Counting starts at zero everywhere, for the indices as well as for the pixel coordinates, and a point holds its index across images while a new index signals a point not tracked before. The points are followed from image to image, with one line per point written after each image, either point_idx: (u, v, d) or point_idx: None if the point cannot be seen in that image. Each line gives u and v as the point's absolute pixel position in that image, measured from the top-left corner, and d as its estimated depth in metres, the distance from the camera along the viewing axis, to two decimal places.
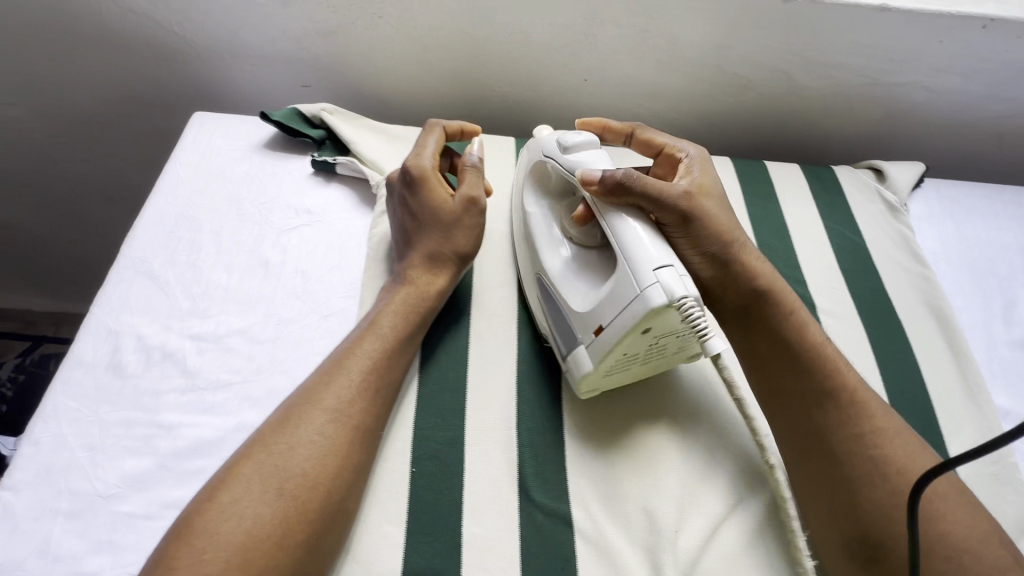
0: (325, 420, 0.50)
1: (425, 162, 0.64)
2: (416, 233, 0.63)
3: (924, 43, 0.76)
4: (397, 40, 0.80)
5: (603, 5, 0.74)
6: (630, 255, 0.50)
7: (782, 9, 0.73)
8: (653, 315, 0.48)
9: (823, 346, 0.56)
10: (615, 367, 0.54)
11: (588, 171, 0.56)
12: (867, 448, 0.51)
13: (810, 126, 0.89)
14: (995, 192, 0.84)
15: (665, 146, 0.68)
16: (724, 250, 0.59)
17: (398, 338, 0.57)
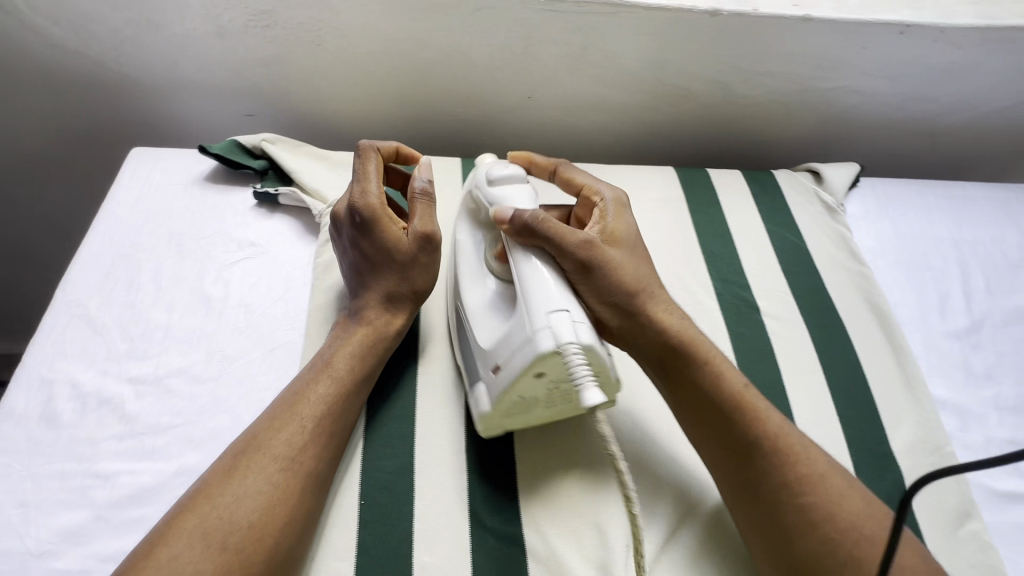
0: (273, 469, 0.49)
1: (372, 199, 0.60)
2: (369, 272, 0.61)
3: (848, 50, 0.79)
4: (338, 67, 0.80)
5: (538, 26, 0.76)
6: (528, 299, 0.51)
7: (712, 23, 0.76)
8: (542, 359, 0.48)
9: (741, 393, 0.55)
10: (514, 409, 0.54)
11: (502, 210, 0.55)
12: (801, 496, 0.50)
13: (751, 133, 0.92)
14: (928, 188, 0.87)
15: (585, 186, 0.65)
16: (627, 299, 0.57)
17: (352, 380, 0.56)
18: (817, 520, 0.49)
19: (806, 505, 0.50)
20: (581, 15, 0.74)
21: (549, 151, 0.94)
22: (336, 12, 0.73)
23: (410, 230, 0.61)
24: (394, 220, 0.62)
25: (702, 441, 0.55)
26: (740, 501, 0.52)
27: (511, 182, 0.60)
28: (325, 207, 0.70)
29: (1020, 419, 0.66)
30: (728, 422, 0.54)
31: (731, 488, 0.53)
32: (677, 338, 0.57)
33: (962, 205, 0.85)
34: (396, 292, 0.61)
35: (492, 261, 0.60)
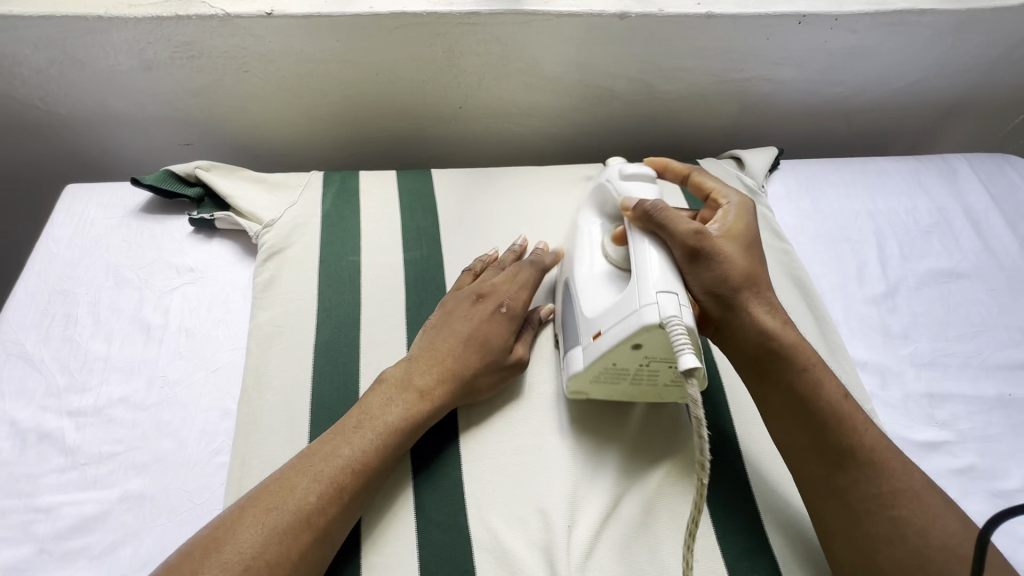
0: (306, 535, 0.50)
1: (514, 302, 0.66)
2: (458, 347, 0.62)
3: (753, 41, 0.83)
4: (268, 90, 0.82)
5: (458, 38, 0.78)
6: (639, 273, 0.56)
7: (621, 25, 0.79)
8: (645, 330, 0.53)
9: (841, 403, 0.57)
10: (606, 375, 0.59)
11: (627, 197, 0.62)
12: (888, 509, 0.53)
13: (677, 124, 0.96)
14: (844, 165, 0.92)
15: (714, 192, 0.68)
16: (733, 295, 0.59)
17: (388, 445, 0.56)
18: (905, 531, 0.52)
19: (893, 517, 0.52)
20: (497, 25, 0.77)
21: (488, 156, 0.98)
22: (257, 38, 0.75)
23: (513, 348, 0.64)
24: (511, 328, 0.65)
25: (798, 446, 0.57)
26: (826, 505, 0.55)
27: (642, 180, 0.66)
28: (261, 229, 0.72)
29: (935, 373, 0.70)
30: (825, 426, 0.56)
31: (823, 492, 0.55)
32: (782, 336, 0.59)
33: (877, 178, 0.90)
34: (473, 385, 0.61)
35: (610, 247, 0.65)
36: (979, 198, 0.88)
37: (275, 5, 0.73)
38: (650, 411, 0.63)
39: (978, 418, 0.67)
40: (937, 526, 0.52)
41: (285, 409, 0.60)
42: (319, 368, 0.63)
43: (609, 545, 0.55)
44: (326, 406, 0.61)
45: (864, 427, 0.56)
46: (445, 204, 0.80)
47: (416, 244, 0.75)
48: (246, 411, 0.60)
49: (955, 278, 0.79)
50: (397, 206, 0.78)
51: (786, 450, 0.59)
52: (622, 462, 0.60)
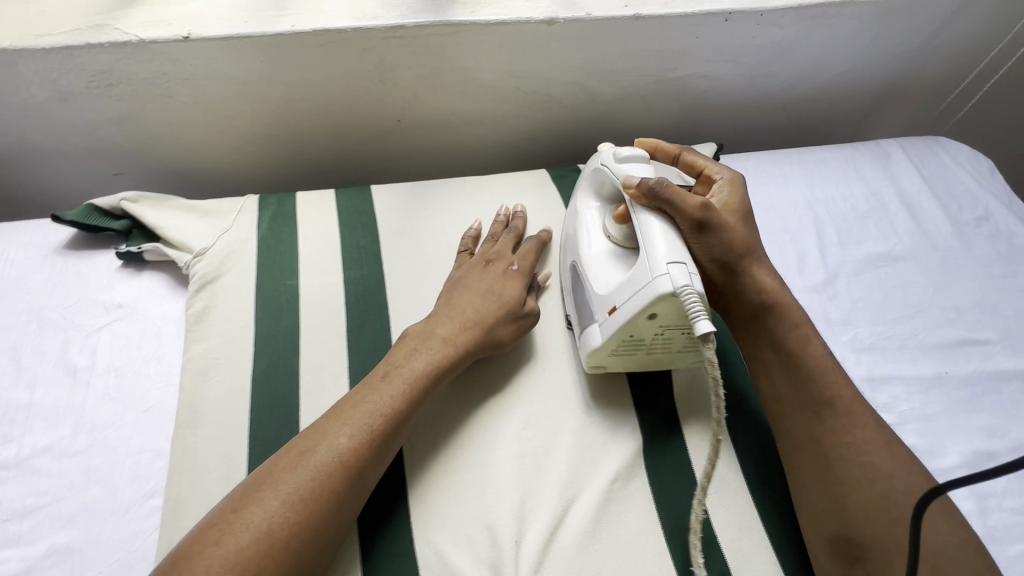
0: (340, 472, 0.52)
1: (521, 262, 0.70)
2: (472, 302, 0.65)
3: (683, 40, 0.84)
4: (195, 114, 0.80)
5: (386, 52, 0.77)
6: (647, 246, 0.58)
7: (550, 31, 0.79)
8: (661, 300, 0.56)
9: (822, 358, 0.61)
10: (624, 346, 0.62)
11: (629, 177, 0.64)
12: (857, 455, 0.56)
13: (618, 125, 0.97)
14: (782, 156, 0.94)
15: (705, 168, 0.73)
16: (737, 261, 0.64)
17: (415, 391, 0.58)
18: (876, 476, 0.55)
19: (865, 464, 0.56)
20: (425, 38, 0.76)
21: (430, 165, 0.97)
22: (177, 63, 0.73)
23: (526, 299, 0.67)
24: (522, 282, 0.68)
25: (779, 398, 0.61)
26: (801, 458, 0.58)
27: (637, 162, 0.67)
28: (191, 258, 0.70)
29: (875, 357, 0.72)
30: (809, 378, 0.60)
31: (806, 445, 0.58)
32: (776, 296, 0.64)
33: (814, 168, 0.92)
34: (493, 333, 0.64)
35: (612, 226, 0.68)
36: (912, 181, 0.91)
37: (192, 28, 0.71)
38: (593, 418, 0.63)
39: (917, 398, 0.68)
40: (902, 474, 0.55)
41: (221, 444, 0.58)
42: (258, 399, 0.62)
43: (557, 558, 0.54)
44: (265, 437, 0.59)
45: (842, 384, 0.60)
46: (385, 219, 0.78)
47: (356, 262, 0.73)
48: (179, 451, 0.58)
49: (891, 261, 0.81)
50: (335, 225, 0.77)
51: (772, 404, 0.62)
52: (568, 472, 0.59)
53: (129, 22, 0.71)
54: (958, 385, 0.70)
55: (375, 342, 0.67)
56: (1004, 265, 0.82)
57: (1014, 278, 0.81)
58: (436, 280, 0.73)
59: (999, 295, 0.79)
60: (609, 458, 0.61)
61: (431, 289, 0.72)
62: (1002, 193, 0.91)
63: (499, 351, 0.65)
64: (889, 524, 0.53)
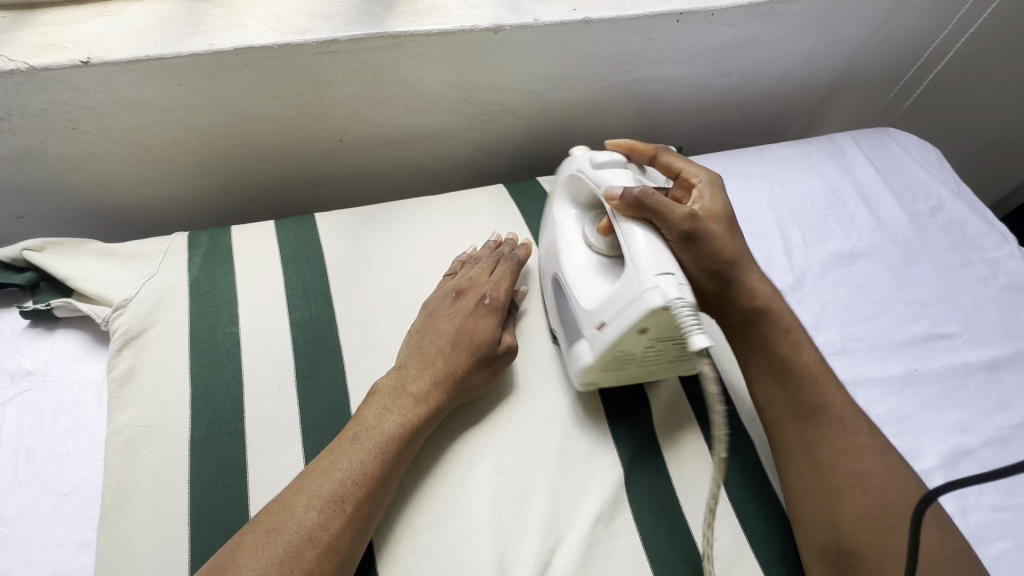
0: (311, 553, 0.47)
1: (498, 292, 0.65)
2: (443, 348, 0.60)
3: (636, 42, 0.81)
4: (107, 145, 0.71)
5: (320, 68, 0.71)
6: (636, 257, 0.54)
7: (497, 39, 0.74)
8: (651, 314, 0.52)
9: (814, 365, 0.61)
10: (615, 362, 0.58)
11: (610, 187, 0.59)
12: (852, 462, 0.56)
13: (575, 131, 0.94)
14: (742, 155, 0.92)
15: (682, 171, 0.69)
16: (726, 270, 0.61)
17: (389, 453, 0.53)
18: (868, 484, 0.55)
19: (857, 472, 0.56)
20: (362, 51, 0.70)
21: (379, 182, 0.92)
22: (78, 91, 0.64)
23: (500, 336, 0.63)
24: (497, 318, 0.63)
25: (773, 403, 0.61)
26: (796, 463, 0.58)
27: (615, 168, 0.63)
28: (111, 312, 0.62)
29: (847, 359, 0.71)
30: (802, 384, 0.60)
31: (798, 453, 0.58)
32: (769, 301, 0.62)
33: (773, 164, 0.91)
34: (466, 381, 0.59)
35: (598, 239, 0.63)
36: (867, 174, 0.91)
37: (92, 50, 0.63)
38: (569, 453, 0.59)
39: (891, 399, 0.68)
40: (894, 480, 0.55)
41: (158, 526, 0.52)
42: (198, 470, 0.55)
43: None
44: (209, 512, 0.53)
45: (834, 390, 0.60)
46: (333, 250, 0.72)
47: (303, 301, 0.67)
48: (107, 540, 0.51)
49: (855, 259, 0.81)
50: (278, 261, 0.70)
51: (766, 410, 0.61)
52: (549, 516, 0.55)
53: (15, 47, 0.62)
54: (929, 382, 0.69)
55: (329, 391, 0.61)
56: (959, 254, 0.83)
57: (970, 268, 0.82)
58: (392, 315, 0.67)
59: (958, 285, 0.79)
60: (592, 498, 0.57)
61: (387, 325, 0.66)
62: (951, 181, 0.93)
63: (475, 394, 0.61)
64: (883, 534, 0.53)
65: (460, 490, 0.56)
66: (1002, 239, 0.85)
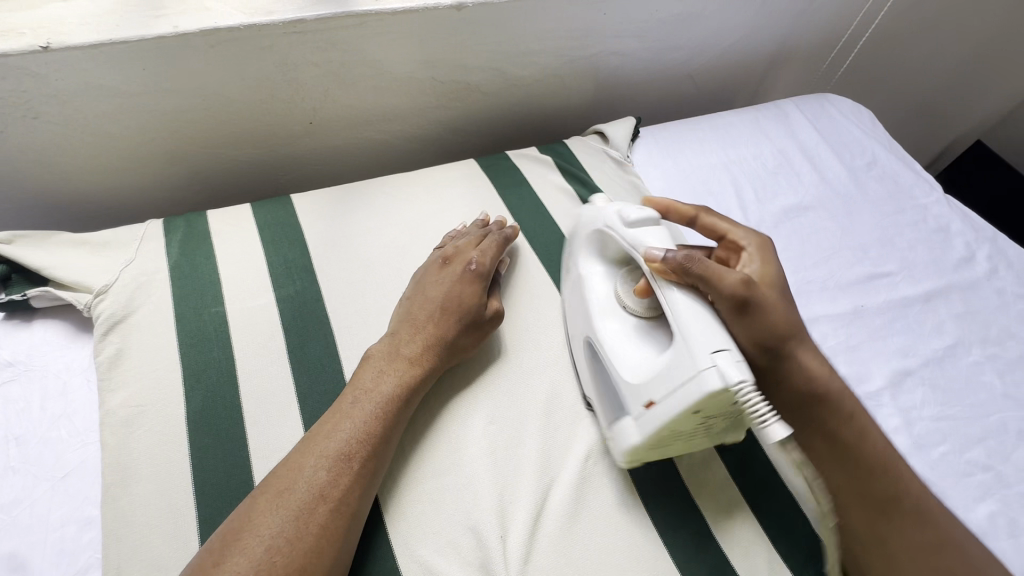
0: (324, 508, 0.48)
1: (484, 258, 0.68)
2: (434, 316, 0.63)
3: (592, 17, 0.85)
4: (70, 135, 0.70)
5: (287, 50, 0.72)
6: (688, 331, 0.51)
7: (459, 17, 0.76)
8: (707, 397, 0.48)
9: (884, 451, 0.57)
10: (662, 441, 0.54)
11: (651, 249, 0.57)
12: (931, 560, 0.52)
13: (538, 107, 0.97)
14: (696, 123, 0.98)
15: (728, 233, 0.65)
16: (779, 345, 0.58)
17: (388, 413, 0.55)
18: None
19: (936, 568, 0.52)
20: (329, 31, 0.71)
21: (351, 164, 0.93)
22: (39, 77, 0.63)
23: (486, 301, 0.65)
24: (484, 284, 0.66)
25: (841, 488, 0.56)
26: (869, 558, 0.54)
27: (649, 224, 0.61)
28: (92, 298, 0.61)
29: (803, 300, 0.77)
30: (870, 472, 0.56)
31: (873, 547, 0.54)
32: (825, 383, 0.58)
33: (725, 130, 0.97)
34: (457, 344, 0.62)
35: (634, 301, 0.62)
36: (810, 136, 0.98)
37: (51, 36, 0.61)
38: (556, 403, 0.63)
39: (842, 331, 0.75)
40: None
41: (162, 498, 0.53)
42: (197, 443, 0.56)
43: (547, 542, 0.54)
44: (213, 482, 0.54)
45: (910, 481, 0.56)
46: (312, 228, 0.73)
47: (287, 278, 0.68)
48: (111, 516, 0.51)
49: (803, 212, 0.88)
50: (257, 241, 0.71)
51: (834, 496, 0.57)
52: (543, 456, 0.59)
53: None
54: (874, 316, 0.77)
55: (322, 361, 0.63)
56: (894, 203, 0.91)
57: (904, 214, 0.90)
58: (376, 286, 0.69)
59: (894, 230, 0.88)
60: (582, 436, 0.61)
61: (373, 296, 0.68)
62: (883, 139, 1.02)
63: (467, 357, 0.64)
64: None
65: (455, 439, 0.59)
66: (929, 187, 0.95)
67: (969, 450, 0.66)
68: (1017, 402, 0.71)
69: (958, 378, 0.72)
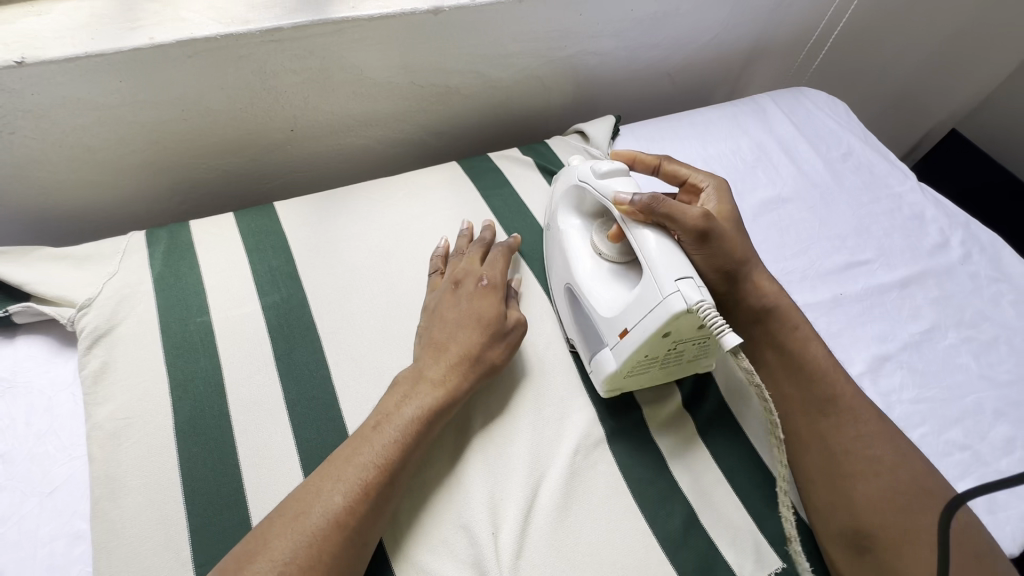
0: (339, 536, 0.47)
1: (494, 274, 0.67)
2: (453, 337, 0.61)
3: (568, 18, 0.86)
4: (48, 149, 0.70)
5: (266, 58, 0.72)
6: (653, 262, 0.55)
7: (437, 21, 0.77)
8: (673, 318, 0.53)
9: (825, 358, 0.63)
10: (638, 367, 0.59)
11: (619, 195, 0.61)
12: (867, 449, 0.57)
13: (518, 109, 0.98)
14: (675, 120, 0.99)
15: (689, 177, 0.72)
16: (737, 269, 0.64)
17: (410, 441, 0.54)
18: (882, 469, 0.56)
19: (871, 457, 0.57)
20: (307, 38, 0.72)
21: (334, 171, 0.93)
22: (15, 92, 0.63)
23: (505, 311, 0.64)
24: (500, 296, 0.65)
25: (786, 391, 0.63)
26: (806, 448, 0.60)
27: (617, 174, 0.65)
28: (75, 312, 0.61)
29: (782, 290, 0.79)
30: (812, 378, 0.62)
31: (812, 445, 0.59)
32: (777, 302, 0.65)
33: (703, 127, 0.98)
34: (484, 358, 0.60)
35: (608, 246, 0.65)
36: (787, 129, 1.00)
37: (26, 50, 0.61)
38: (544, 398, 0.64)
39: (822, 320, 0.76)
40: (906, 465, 0.56)
41: (152, 509, 0.53)
42: (185, 453, 0.56)
43: (540, 544, 0.55)
44: (203, 491, 0.54)
45: (845, 384, 0.62)
46: (295, 235, 0.74)
47: (272, 286, 0.69)
48: (100, 529, 0.51)
49: (781, 203, 0.89)
50: (241, 250, 0.71)
51: (782, 401, 0.63)
52: (532, 453, 0.60)
53: None
54: (852, 303, 0.78)
55: (310, 367, 0.63)
56: (870, 193, 0.93)
57: (879, 203, 0.92)
58: (362, 290, 0.70)
59: (870, 219, 0.89)
60: (569, 432, 0.62)
61: (359, 300, 0.69)
62: (858, 130, 1.04)
63: (499, 371, 0.62)
64: (897, 515, 0.54)
65: (443, 439, 0.60)
66: (903, 176, 0.97)
67: (947, 431, 0.68)
68: (992, 382, 0.73)
69: (935, 361, 0.74)
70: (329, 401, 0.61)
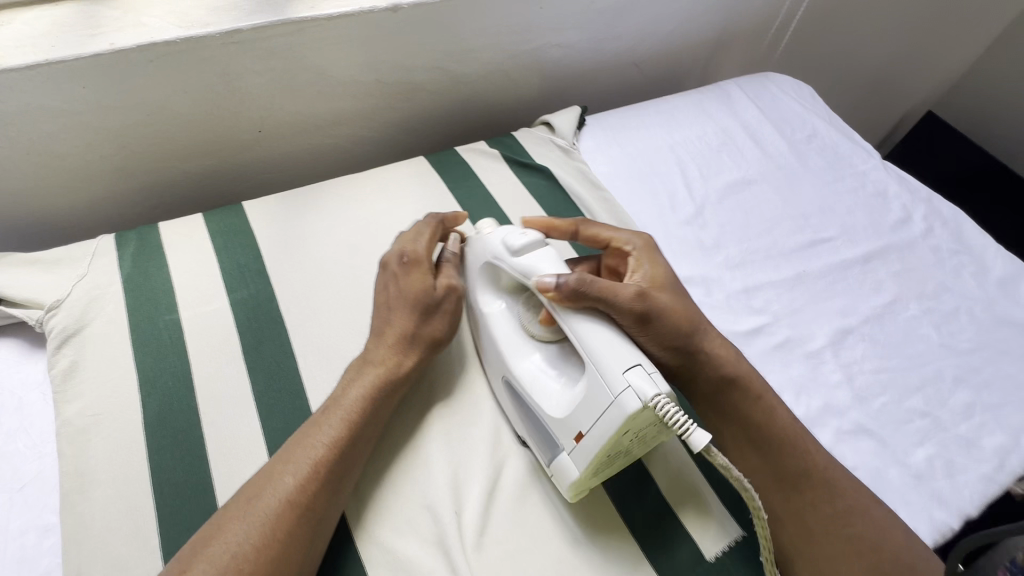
0: (291, 514, 0.48)
1: (418, 246, 0.65)
2: (386, 320, 0.61)
3: (528, 11, 0.87)
4: (15, 156, 0.71)
5: (227, 60, 0.73)
6: (598, 358, 0.50)
7: (397, 18, 0.78)
8: (629, 419, 0.47)
9: (791, 428, 0.60)
10: (601, 467, 0.53)
11: (542, 279, 0.55)
12: (845, 528, 0.56)
13: (486, 103, 1.00)
14: (640, 108, 1.00)
15: (612, 239, 0.66)
16: (685, 342, 0.60)
17: (358, 422, 0.55)
18: (863, 546, 0.55)
19: (851, 535, 0.55)
20: (268, 39, 0.73)
21: (305, 170, 0.95)
22: None
23: (434, 281, 0.64)
24: (427, 267, 0.64)
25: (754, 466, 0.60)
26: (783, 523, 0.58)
27: (534, 247, 0.60)
28: (44, 314, 0.63)
29: (746, 269, 0.80)
30: (780, 452, 0.59)
31: (790, 521, 0.58)
32: (736, 370, 0.61)
33: (669, 114, 0.99)
34: (419, 334, 0.61)
35: (544, 331, 0.59)
36: (752, 114, 1.02)
37: None
38: None
39: (784, 296, 0.77)
40: (885, 533, 0.55)
41: (121, 501, 0.54)
42: (154, 446, 0.57)
43: (502, 519, 0.56)
44: (171, 482, 0.55)
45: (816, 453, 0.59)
46: (263, 233, 0.75)
47: (240, 282, 0.70)
48: (69, 521, 0.52)
49: (746, 185, 0.91)
50: (210, 248, 0.72)
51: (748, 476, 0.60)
52: (493, 433, 0.61)
53: None
54: (815, 279, 0.80)
55: (277, 359, 0.64)
56: (834, 172, 0.95)
57: (843, 181, 0.93)
58: (329, 283, 0.71)
59: (834, 198, 0.91)
60: None
61: (325, 294, 0.70)
62: (823, 113, 1.05)
63: (441, 344, 0.63)
64: None
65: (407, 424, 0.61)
66: (867, 155, 0.98)
67: (908, 399, 0.69)
68: (953, 351, 0.75)
69: (897, 332, 0.75)
70: (295, 392, 0.62)
